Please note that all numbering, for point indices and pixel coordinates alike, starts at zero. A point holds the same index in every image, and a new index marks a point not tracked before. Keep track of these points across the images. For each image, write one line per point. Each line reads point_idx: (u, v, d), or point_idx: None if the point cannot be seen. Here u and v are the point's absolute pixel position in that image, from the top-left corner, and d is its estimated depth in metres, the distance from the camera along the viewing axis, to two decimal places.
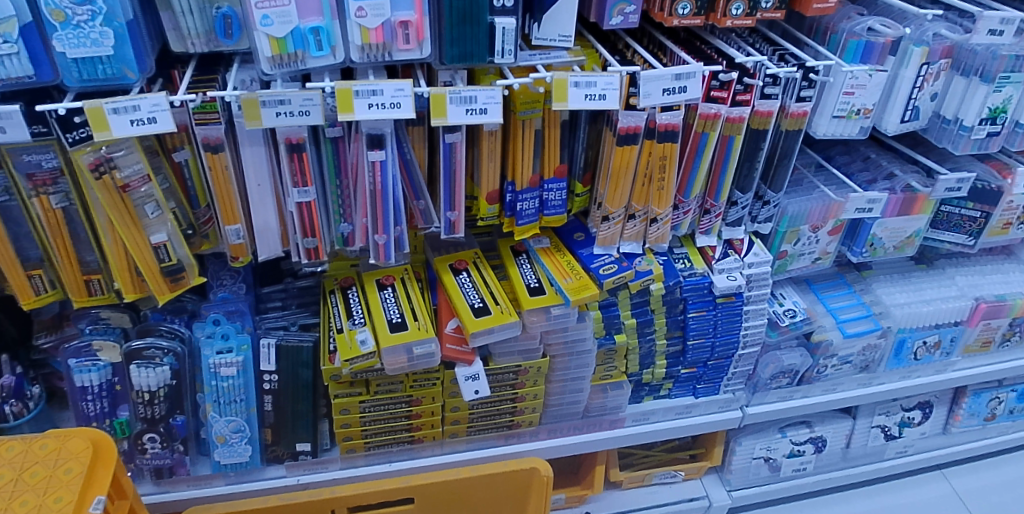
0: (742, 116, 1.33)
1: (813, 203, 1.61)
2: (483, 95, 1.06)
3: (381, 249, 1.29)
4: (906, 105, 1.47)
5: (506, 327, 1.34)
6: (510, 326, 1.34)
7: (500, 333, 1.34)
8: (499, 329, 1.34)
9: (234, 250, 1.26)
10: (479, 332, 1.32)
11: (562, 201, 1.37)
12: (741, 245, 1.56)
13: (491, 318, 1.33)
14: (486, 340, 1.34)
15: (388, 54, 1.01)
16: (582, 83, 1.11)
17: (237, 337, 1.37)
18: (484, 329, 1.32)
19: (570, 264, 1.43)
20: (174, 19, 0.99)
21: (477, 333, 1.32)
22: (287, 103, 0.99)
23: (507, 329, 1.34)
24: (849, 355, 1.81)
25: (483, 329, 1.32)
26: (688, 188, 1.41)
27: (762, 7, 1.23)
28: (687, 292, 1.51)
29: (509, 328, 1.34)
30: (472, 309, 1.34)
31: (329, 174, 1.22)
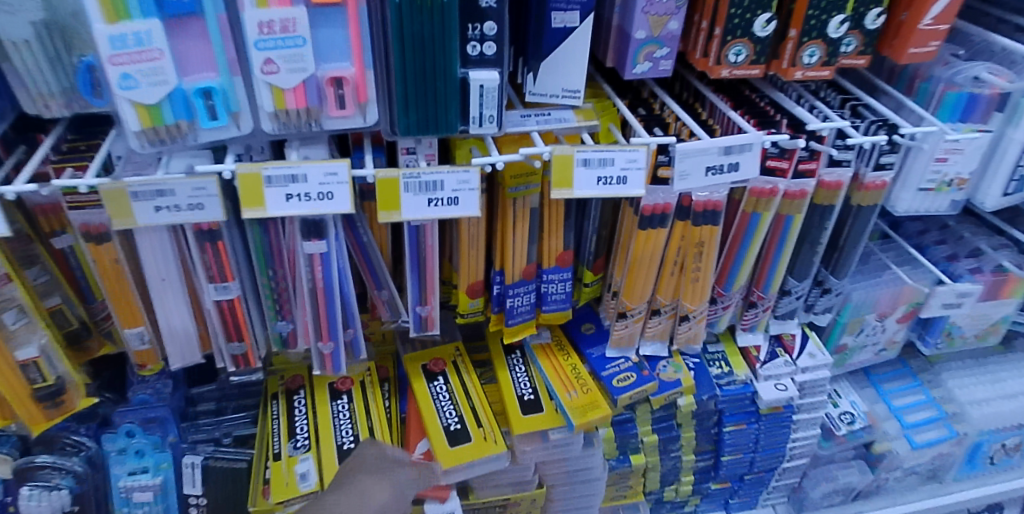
0: (804, 190, 1.01)
1: (881, 289, 1.29)
2: (452, 179, 0.75)
3: (326, 359, 1.00)
4: (1013, 174, 1.12)
5: (490, 462, 1.05)
6: (495, 461, 1.05)
7: (483, 468, 1.05)
8: (480, 460, 1.04)
9: (139, 357, 0.98)
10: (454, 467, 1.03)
11: (565, 295, 1.06)
12: (792, 342, 1.24)
13: (470, 448, 1.04)
14: (464, 475, 1.05)
15: (315, 122, 0.72)
16: (594, 161, 0.78)
17: (155, 454, 1.11)
18: (462, 461, 1.03)
19: (575, 369, 1.13)
20: (18, 73, 0.73)
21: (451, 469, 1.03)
22: (168, 194, 0.71)
23: (492, 463, 1.05)
24: (916, 466, 1.48)
25: (461, 463, 1.03)
26: (729, 280, 1.10)
27: (843, 51, 0.92)
28: (723, 404, 1.20)
29: (496, 462, 1.05)
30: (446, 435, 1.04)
31: (257, 263, 0.93)
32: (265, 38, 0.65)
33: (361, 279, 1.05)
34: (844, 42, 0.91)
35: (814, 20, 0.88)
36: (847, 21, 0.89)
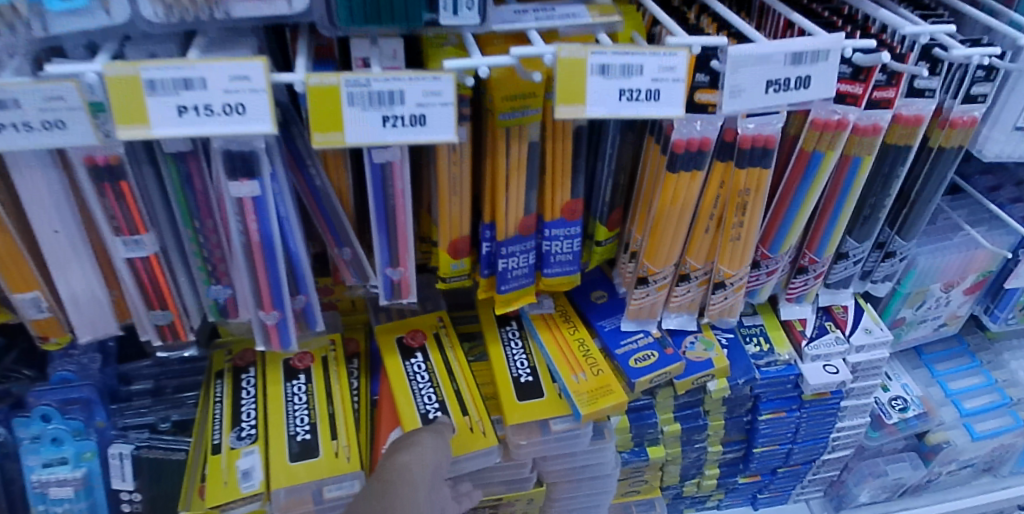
0: (880, 124, 0.78)
1: (952, 254, 1.07)
2: (414, 88, 0.54)
3: (271, 331, 0.80)
4: None
5: (481, 456, 0.85)
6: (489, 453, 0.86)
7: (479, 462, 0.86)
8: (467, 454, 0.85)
9: (39, 329, 0.79)
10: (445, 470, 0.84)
11: (572, 255, 0.85)
12: (844, 315, 1.04)
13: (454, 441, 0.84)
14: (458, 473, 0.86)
15: (219, 8, 0.52)
16: (613, 68, 0.56)
17: (75, 444, 0.92)
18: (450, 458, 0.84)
19: (583, 346, 0.92)
20: None
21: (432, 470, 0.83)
22: (12, 107, 0.51)
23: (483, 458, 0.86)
24: (973, 459, 1.29)
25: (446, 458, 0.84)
26: (777, 240, 0.89)
27: None
28: (760, 388, 1.00)
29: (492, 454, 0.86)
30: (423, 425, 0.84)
31: (179, 211, 0.73)
32: None
33: (317, 234, 0.84)
34: None
35: None
36: None
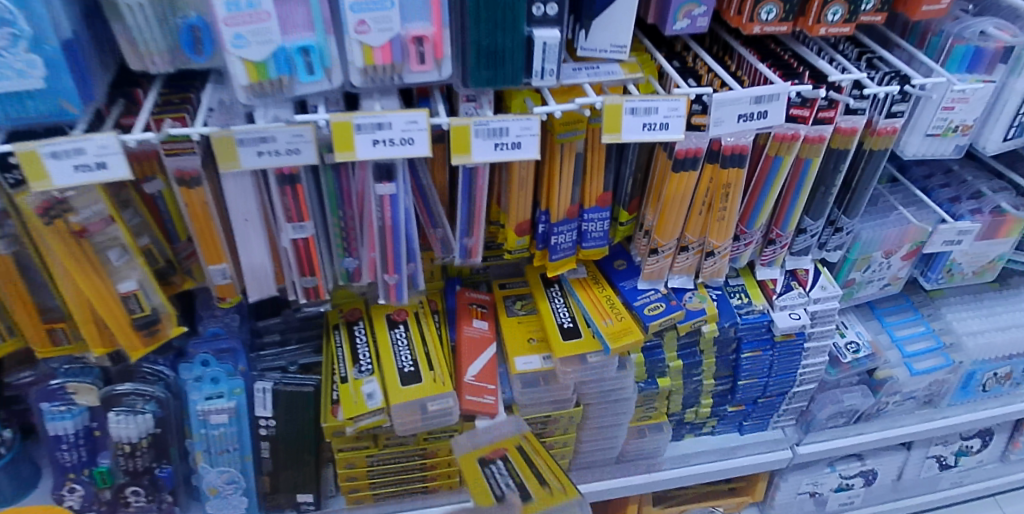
0: (823, 135, 1.10)
1: (889, 228, 1.39)
2: (516, 125, 0.85)
3: (391, 290, 1.11)
4: (1012, 121, 1.23)
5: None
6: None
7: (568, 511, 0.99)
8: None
9: (220, 291, 1.06)
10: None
11: (603, 233, 1.16)
12: (806, 276, 1.36)
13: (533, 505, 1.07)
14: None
15: (397, 76, 0.81)
16: (640, 109, 0.87)
17: (229, 381, 1.19)
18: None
19: (610, 300, 1.25)
20: (128, 31, 0.78)
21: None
22: (271, 140, 0.80)
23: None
24: (914, 391, 1.62)
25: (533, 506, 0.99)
26: (752, 218, 1.21)
27: (864, 9, 1.00)
28: (743, 331, 1.32)
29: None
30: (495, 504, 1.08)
31: (329, 205, 1.02)
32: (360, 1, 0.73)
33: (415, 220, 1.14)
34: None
35: None
36: None
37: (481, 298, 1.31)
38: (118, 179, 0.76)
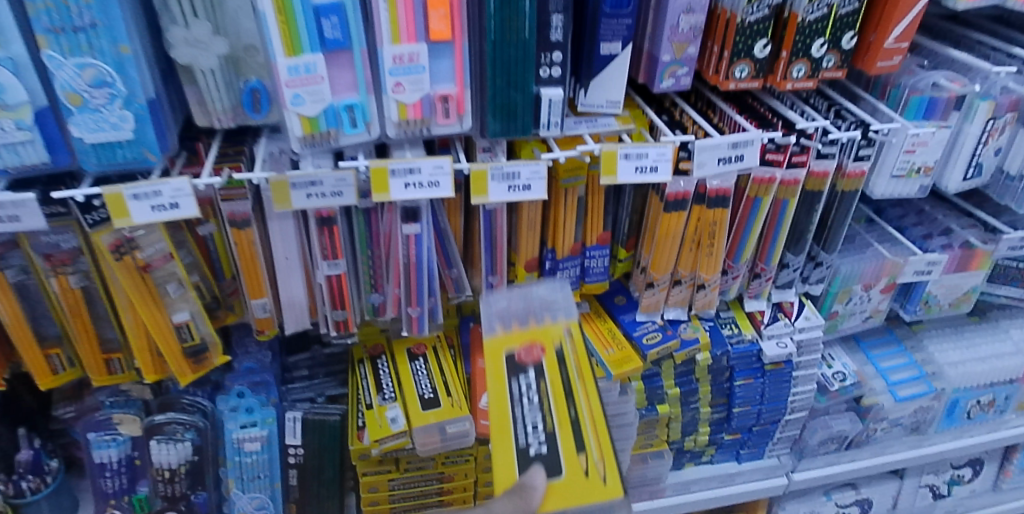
0: (797, 178, 1.24)
1: (866, 262, 1.52)
2: (526, 170, 0.99)
3: (414, 322, 1.22)
4: (969, 162, 1.36)
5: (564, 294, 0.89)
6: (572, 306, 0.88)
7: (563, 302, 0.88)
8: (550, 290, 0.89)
9: (260, 323, 1.17)
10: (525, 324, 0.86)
11: (604, 269, 1.28)
12: (791, 307, 1.47)
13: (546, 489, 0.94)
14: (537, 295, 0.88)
15: (426, 128, 0.95)
16: (633, 154, 1.03)
17: (262, 410, 1.29)
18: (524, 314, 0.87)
19: (611, 332, 1.37)
20: (198, 92, 0.92)
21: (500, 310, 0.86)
22: (318, 184, 0.93)
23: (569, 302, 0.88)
24: (900, 418, 1.72)
25: (513, 296, 0.87)
26: (738, 253, 1.34)
27: (823, 66, 1.16)
28: (735, 360, 1.44)
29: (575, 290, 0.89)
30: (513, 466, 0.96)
31: (359, 244, 1.14)
32: (397, 67, 0.88)
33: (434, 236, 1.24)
34: (824, 59, 1.16)
35: (802, 43, 1.12)
36: (826, 43, 1.14)
37: None
38: (187, 217, 0.89)
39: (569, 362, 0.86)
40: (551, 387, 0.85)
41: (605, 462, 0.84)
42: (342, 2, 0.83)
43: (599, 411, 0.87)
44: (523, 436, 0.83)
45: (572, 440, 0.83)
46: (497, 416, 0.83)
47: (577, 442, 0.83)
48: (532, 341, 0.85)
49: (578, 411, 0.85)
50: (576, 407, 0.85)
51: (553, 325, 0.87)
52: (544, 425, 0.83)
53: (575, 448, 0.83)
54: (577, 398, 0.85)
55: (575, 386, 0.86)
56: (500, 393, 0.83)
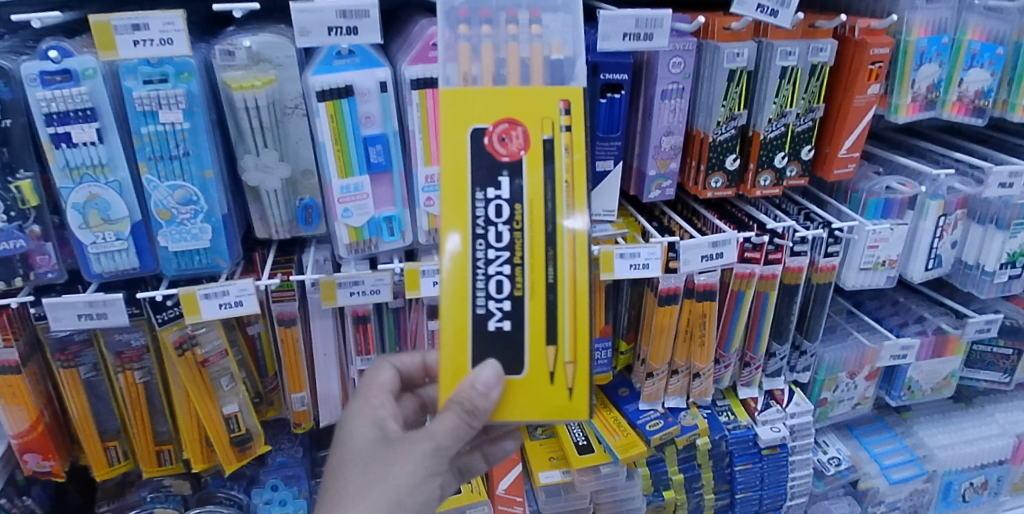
0: (775, 273, 1.40)
1: (848, 350, 1.65)
2: None
3: None
4: (929, 254, 1.52)
5: (576, 82, 0.88)
6: (576, 80, 0.88)
7: (569, 67, 0.89)
8: (559, 25, 0.91)
9: (297, 417, 1.29)
10: (520, 18, 0.92)
11: (608, 360, 1.42)
12: (782, 394, 1.58)
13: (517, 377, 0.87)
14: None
15: None
16: (627, 254, 1.23)
17: (294, 502, 1.35)
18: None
19: (617, 420, 1.47)
20: (262, 209, 1.14)
21: (476, 0, 0.93)
22: (360, 283, 1.13)
23: (578, 71, 0.89)
24: (897, 502, 1.76)
25: None
26: (728, 342, 1.48)
27: (788, 176, 1.35)
28: (733, 445, 1.53)
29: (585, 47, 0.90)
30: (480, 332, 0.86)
31: (389, 341, 1.28)
32: (428, 185, 1.12)
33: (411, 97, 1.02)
34: (787, 169, 1.35)
35: (765, 156, 1.32)
36: (786, 156, 1.33)
37: None
38: (248, 312, 1.12)
39: (560, 175, 0.85)
40: (527, 212, 0.85)
41: (571, 335, 0.87)
42: (386, 135, 1.09)
43: (583, 266, 0.86)
44: (481, 303, 0.86)
45: (543, 230, 0.85)
46: (455, 229, 0.85)
47: (548, 334, 0.87)
48: (514, 122, 0.85)
49: (556, 252, 0.85)
50: (556, 268, 0.86)
51: (551, 90, 0.86)
52: (510, 273, 0.86)
53: (547, 241, 0.85)
54: (559, 243, 0.85)
55: (559, 213, 0.85)
56: (459, 207, 0.85)
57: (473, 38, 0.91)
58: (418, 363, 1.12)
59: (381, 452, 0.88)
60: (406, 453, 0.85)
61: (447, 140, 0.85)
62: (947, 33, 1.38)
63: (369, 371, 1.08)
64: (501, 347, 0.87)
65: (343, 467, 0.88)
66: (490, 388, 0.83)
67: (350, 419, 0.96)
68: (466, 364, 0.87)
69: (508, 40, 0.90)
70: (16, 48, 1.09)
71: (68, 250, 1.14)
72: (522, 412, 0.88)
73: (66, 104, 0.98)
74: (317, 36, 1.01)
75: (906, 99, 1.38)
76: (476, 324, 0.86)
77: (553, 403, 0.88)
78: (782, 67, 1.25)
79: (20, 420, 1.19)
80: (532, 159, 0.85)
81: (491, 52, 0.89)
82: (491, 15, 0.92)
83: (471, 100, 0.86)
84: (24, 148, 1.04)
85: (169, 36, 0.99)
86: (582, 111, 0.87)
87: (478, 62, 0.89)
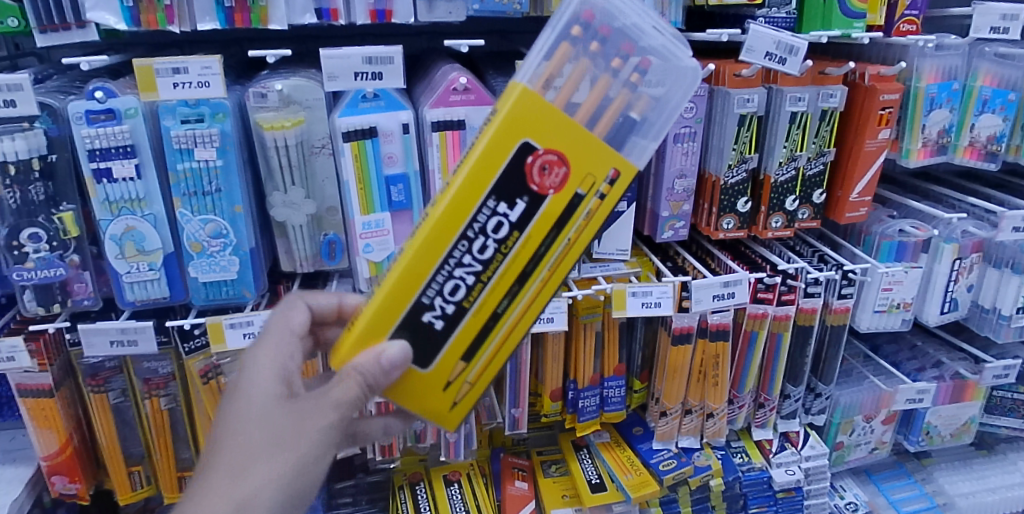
0: (788, 314, 1.42)
1: (864, 394, 1.64)
2: (550, 306, 1.24)
3: (451, 446, 1.36)
4: (945, 297, 1.52)
5: (635, 155, 0.80)
6: (635, 156, 0.80)
7: (638, 132, 0.81)
8: (661, 85, 0.83)
9: None
10: (629, 51, 0.83)
11: (621, 398, 1.42)
12: (797, 437, 1.57)
13: (416, 382, 0.83)
14: (655, 45, 0.83)
15: None
16: (639, 292, 1.26)
17: None
18: (641, 32, 0.83)
19: (630, 459, 1.48)
20: (288, 244, 1.19)
21: (606, 12, 0.82)
22: None
23: (641, 147, 0.81)
24: None
25: (636, 18, 0.83)
26: (741, 383, 1.49)
27: (799, 218, 1.38)
28: (747, 487, 1.51)
29: (666, 123, 0.82)
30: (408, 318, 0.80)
31: None
32: None
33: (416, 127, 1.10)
34: (798, 212, 1.37)
35: (776, 199, 1.35)
36: (798, 199, 1.36)
37: (522, 462, 1.53)
38: None
39: (568, 229, 0.80)
40: (519, 244, 0.79)
41: (483, 365, 0.84)
42: (407, 174, 1.13)
43: (534, 313, 0.83)
44: (431, 294, 0.80)
45: (522, 267, 0.80)
46: (450, 214, 0.78)
47: (466, 353, 0.82)
48: (563, 160, 0.78)
49: (523, 289, 0.81)
50: (511, 304, 0.82)
51: (609, 149, 0.79)
52: (470, 284, 0.80)
53: (519, 277, 0.81)
54: (529, 284, 0.81)
55: (545, 260, 0.81)
56: (462, 205, 0.78)
57: (575, 47, 0.81)
58: (335, 306, 1.02)
59: (286, 413, 0.78)
60: (310, 422, 0.78)
61: (497, 134, 0.77)
62: (957, 79, 1.40)
63: (281, 306, 0.96)
64: (424, 342, 0.81)
65: (236, 423, 0.77)
66: (392, 367, 0.79)
67: (252, 361, 0.83)
68: (384, 335, 0.81)
69: (605, 71, 0.81)
70: (63, 88, 1.16)
71: (104, 279, 1.20)
72: (400, 400, 0.84)
73: (109, 141, 1.04)
74: (344, 80, 1.08)
75: (917, 144, 1.41)
76: (413, 308, 0.80)
77: (437, 413, 0.84)
78: (791, 113, 1.29)
79: (51, 442, 1.23)
80: (553, 204, 0.79)
81: (582, 69, 0.80)
82: (610, 36, 0.83)
83: (545, 116, 0.76)
84: (68, 182, 1.10)
85: (206, 79, 1.05)
86: (625, 189, 0.80)
87: (565, 74, 0.80)
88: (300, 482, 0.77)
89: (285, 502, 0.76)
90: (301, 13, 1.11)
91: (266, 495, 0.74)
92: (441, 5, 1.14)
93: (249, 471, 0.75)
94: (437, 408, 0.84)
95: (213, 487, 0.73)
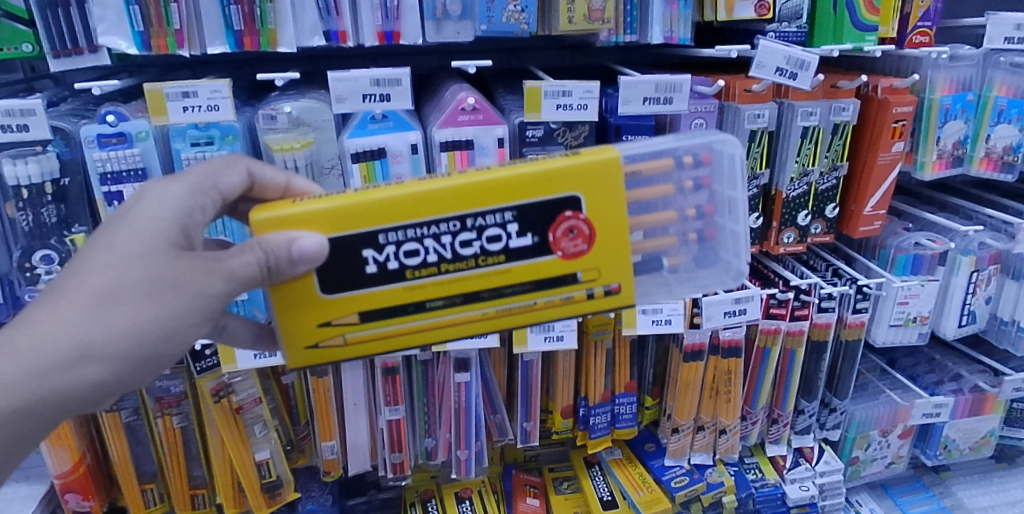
0: (802, 329, 1.40)
1: (880, 407, 1.62)
2: (559, 323, 1.23)
3: (462, 464, 1.35)
4: (962, 311, 1.50)
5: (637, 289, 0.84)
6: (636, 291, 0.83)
7: (646, 268, 0.83)
8: (698, 262, 0.86)
9: (326, 465, 1.33)
10: (707, 209, 0.85)
11: (632, 414, 1.42)
12: (811, 452, 1.56)
13: (312, 307, 0.78)
14: (731, 229, 0.85)
15: None
16: (649, 310, 1.26)
17: None
18: (729, 207, 0.85)
19: (642, 476, 1.47)
20: None
21: (720, 167, 0.84)
22: None
23: (644, 287, 0.84)
24: None
25: (739, 196, 0.84)
26: (754, 399, 1.48)
27: (812, 232, 1.36)
28: (760, 503, 1.50)
29: (676, 285, 0.85)
30: (350, 246, 0.76)
31: (417, 393, 1.32)
32: None
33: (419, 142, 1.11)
34: (811, 227, 1.36)
35: (789, 214, 1.34)
36: (810, 214, 1.35)
37: (534, 479, 1.52)
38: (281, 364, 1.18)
39: (542, 294, 0.79)
40: (495, 267, 0.78)
41: (367, 338, 0.79)
42: None
43: (447, 334, 0.80)
44: (392, 237, 0.76)
45: (480, 286, 0.78)
46: (473, 193, 0.75)
47: (367, 313, 0.78)
48: (590, 238, 0.78)
49: (463, 314, 0.79)
50: (441, 310, 0.78)
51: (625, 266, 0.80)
52: (425, 261, 0.77)
53: (472, 293, 0.78)
54: (471, 306, 0.78)
55: (501, 301, 0.79)
56: (484, 195, 0.76)
57: (675, 169, 0.83)
58: (280, 188, 0.89)
59: (168, 266, 0.70)
60: (190, 283, 0.71)
61: (568, 167, 0.76)
62: (971, 90, 1.39)
63: (218, 160, 0.84)
64: (348, 270, 0.76)
65: (104, 257, 0.69)
66: (301, 261, 0.73)
67: (155, 196, 0.74)
68: (319, 230, 0.75)
69: (676, 210, 0.84)
70: (77, 111, 1.17)
71: None
72: (279, 303, 0.77)
73: (121, 165, 1.05)
74: (352, 102, 1.09)
75: (932, 156, 1.39)
76: (366, 235, 0.75)
77: (295, 340, 0.79)
78: (804, 127, 1.28)
79: (64, 460, 1.24)
80: (551, 264, 0.79)
81: (658, 191, 0.82)
82: (709, 187, 0.84)
83: (613, 186, 0.77)
84: (80, 204, 1.12)
85: (216, 102, 1.06)
86: (607, 303, 0.81)
87: (644, 182, 0.82)
88: (160, 344, 0.71)
89: (135, 361, 0.71)
90: (310, 35, 1.12)
91: (114, 347, 0.69)
92: (449, 25, 1.14)
93: (105, 318, 0.68)
94: (302, 336, 0.79)
95: (57, 319, 0.67)
